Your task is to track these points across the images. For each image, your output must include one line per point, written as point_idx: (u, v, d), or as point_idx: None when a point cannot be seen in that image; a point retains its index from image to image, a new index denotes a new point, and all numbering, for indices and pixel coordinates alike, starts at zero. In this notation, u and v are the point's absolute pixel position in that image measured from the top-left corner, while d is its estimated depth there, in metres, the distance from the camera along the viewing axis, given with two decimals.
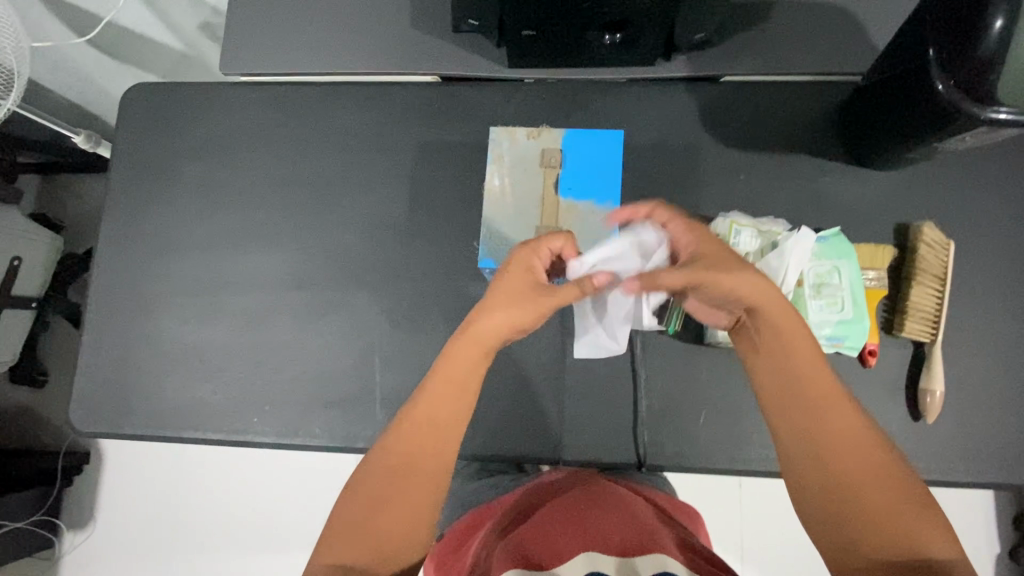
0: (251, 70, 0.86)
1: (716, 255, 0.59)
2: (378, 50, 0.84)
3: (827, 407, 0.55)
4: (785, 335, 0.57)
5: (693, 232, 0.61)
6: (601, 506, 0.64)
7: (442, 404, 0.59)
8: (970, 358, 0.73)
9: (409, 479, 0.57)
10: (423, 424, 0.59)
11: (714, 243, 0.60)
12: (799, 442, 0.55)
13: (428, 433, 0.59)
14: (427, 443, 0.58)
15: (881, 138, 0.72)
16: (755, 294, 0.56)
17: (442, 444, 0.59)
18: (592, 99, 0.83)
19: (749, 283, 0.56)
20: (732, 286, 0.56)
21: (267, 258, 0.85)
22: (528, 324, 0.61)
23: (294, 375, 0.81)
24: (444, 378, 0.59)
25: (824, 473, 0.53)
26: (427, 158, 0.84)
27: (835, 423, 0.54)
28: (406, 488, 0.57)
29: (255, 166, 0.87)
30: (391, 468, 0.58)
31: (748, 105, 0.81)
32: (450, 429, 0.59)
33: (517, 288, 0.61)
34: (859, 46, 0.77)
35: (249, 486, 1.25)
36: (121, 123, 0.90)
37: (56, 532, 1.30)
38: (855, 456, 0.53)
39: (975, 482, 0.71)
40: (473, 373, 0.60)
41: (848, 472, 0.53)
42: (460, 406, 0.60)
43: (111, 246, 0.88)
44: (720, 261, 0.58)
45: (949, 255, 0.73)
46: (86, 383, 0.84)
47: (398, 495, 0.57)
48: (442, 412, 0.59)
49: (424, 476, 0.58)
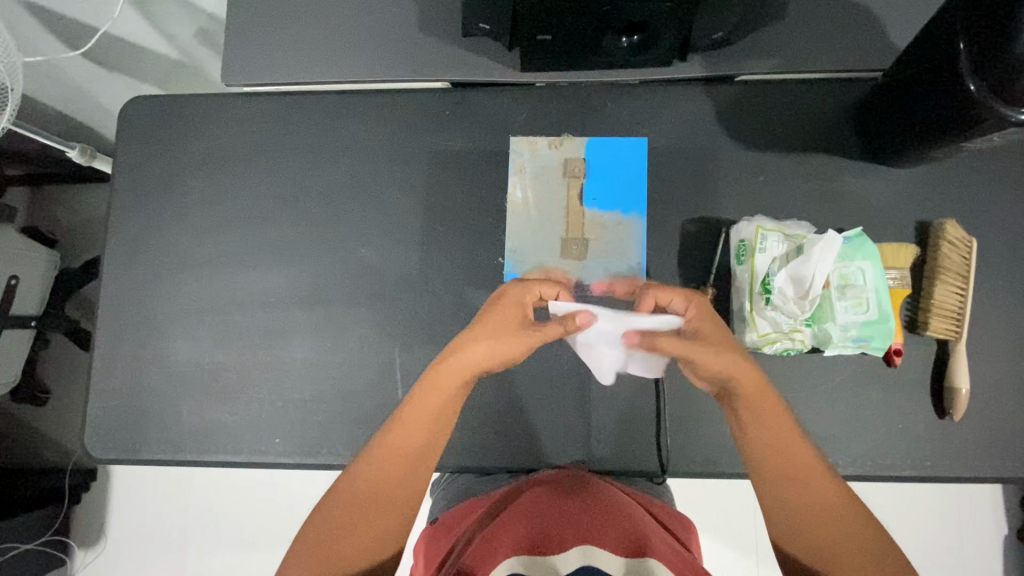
0: (256, 80, 0.83)
1: (709, 330, 0.64)
2: (386, 56, 0.81)
3: (783, 431, 0.61)
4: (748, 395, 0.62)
5: (695, 308, 0.66)
6: (596, 506, 0.63)
7: (416, 433, 0.62)
8: (992, 354, 0.74)
9: (380, 500, 0.60)
10: (389, 455, 0.61)
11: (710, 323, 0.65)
12: (769, 464, 0.61)
13: (400, 453, 0.61)
14: (395, 464, 0.61)
15: (902, 137, 0.71)
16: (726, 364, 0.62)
17: (413, 471, 0.61)
18: (608, 102, 0.82)
19: (719, 358, 0.62)
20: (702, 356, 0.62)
21: (279, 275, 0.83)
22: (505, 355, 0.64)
23: (313, 393, 0.80)
24: (417, 409, 0.62)
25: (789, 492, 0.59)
26: (441, 167, 0.82)
27: (801, 485, 0.59)
28: (378, 511, 0.59)
29: (261, 180, 0.85)
30: (365, 491, 0.60)
31: (765, 105, 0.80)
32: (420, 457, 0.62)
33: (498, 323, 0.65)
34: (877, 42, 0.76)
35: (257, 503, 1.22)
36: (121, 139, 0.87)
37: (68, 549, 1.28)
38: (810, 475, 0.59)
39: (1001, 478, 0.72)
40: (449, 409, 0.63)
41: (811, 489, 0.59)
42: (434, 434, 0.63)
43: (116, 266, 0.85)
44: (707, 335, 0.64)
45: (971, 253, 0.73)
46: (98, 409, 0.82)
47: (372, 511, 0.59)
48: (413, 441, 0.62)
49: (396, 493, 0.60)
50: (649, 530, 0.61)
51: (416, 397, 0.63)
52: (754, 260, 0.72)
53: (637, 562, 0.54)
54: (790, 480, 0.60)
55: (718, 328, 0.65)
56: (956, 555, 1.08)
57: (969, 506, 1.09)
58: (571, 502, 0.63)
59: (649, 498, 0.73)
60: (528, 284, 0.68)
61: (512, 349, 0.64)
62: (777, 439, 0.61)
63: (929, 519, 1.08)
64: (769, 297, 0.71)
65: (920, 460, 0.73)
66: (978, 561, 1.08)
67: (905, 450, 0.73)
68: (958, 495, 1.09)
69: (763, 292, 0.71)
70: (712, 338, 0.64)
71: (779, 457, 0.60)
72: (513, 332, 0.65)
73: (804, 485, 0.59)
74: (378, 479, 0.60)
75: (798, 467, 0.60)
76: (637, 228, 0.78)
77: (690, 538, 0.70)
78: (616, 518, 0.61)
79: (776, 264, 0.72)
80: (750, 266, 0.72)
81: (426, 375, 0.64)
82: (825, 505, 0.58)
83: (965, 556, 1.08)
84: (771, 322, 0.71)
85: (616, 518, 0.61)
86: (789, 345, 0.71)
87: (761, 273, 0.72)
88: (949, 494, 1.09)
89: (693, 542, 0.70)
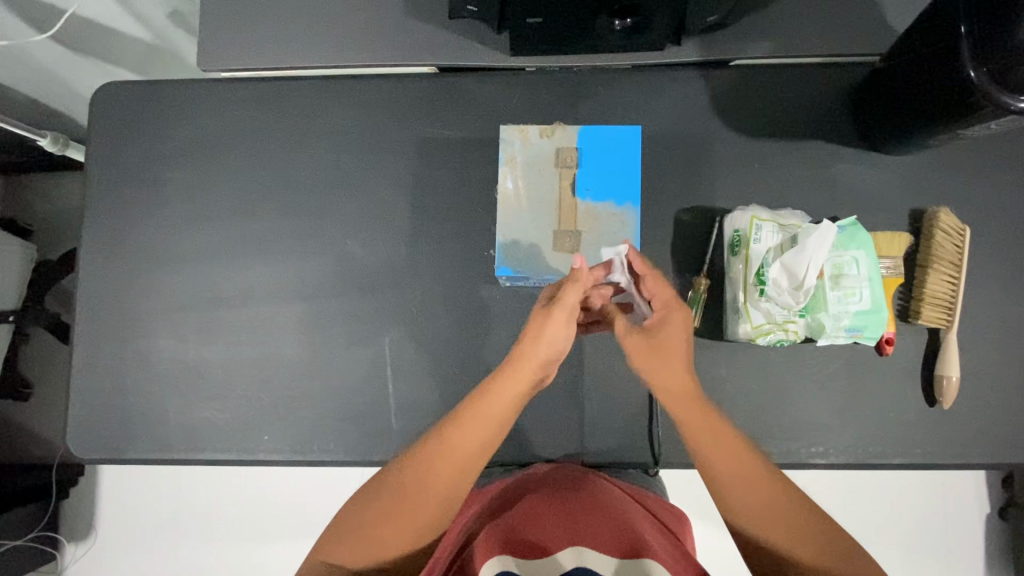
0: (235, 64, 0.80)
1: (665, 342, 0.64)
2: (369, 39, 0.78)
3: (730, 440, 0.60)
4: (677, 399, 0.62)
5: (664, 314, 0.65)
6: (589, 501, 0.62)
7: (472, 437, 0.61)
8: (982, 341, 0.74)
9: (415, 502, 0.59)
10: (436, 453, 0.61)
11: (676, 331, 0.64)
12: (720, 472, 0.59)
13: (449, 459, 0.60)
14: (442, 469, 0.60)
15: (900, 124, 0.70)
16: (669, 373, 0.63)
17: (458, 476, 0.60)
18: (601, 88, 0.79)
19: (659, 371, 0.63)
20: (652, 358, 0.64)
21: (263, 268, 0.81)
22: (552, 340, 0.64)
23: (301, 389, 0.78)
24: (473, 414, 0.62)
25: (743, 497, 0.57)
26: (429, 156, 0.80)
27: (760, 496, 0.57)
28: (407, 511, 0.59)
29: (242, 170, 0.82)
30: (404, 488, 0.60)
31: (760, 90, 0.78)
32: (470, 461, 0.61)
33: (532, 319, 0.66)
34: (873, 25, 0.75)
35: (249, 495, 1.20)
36: (94, 129, 0.84)
37: (58, 544, 1.26)
38: (759, 481, 0.58)
39: (987, 464, 0.73)
40: (503, 414, 0.62)
41: (761, 494, 0.57)
42: (483, 446, 0.62)
43: (93, 261, 0.83)
44: (658, 342, 0.64)
45: (964, 241, 0.73)
46: (80, 408, 0.80)
47: (405, 513, 0.59)
48: (467, 449, 0.61)
49: (434, 497, 0.59)
50: (644, 528, 0.60)
51: (471, 404, 0.62)
52: (749, 250, 0.72)
53: (630, 564, 0.53)
54: (749, 489, 0.57)
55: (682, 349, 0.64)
56: (940, 538, 1.10)
57: (954, 487, 1.11)
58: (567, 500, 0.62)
59: (644, 492, 0.71)
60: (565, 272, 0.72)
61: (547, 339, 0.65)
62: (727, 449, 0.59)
63: (915, 504, 1.10)
64: (764, 288, 0.70)
65: (909, 447, 0.74)
66: (960, 543, 1.10)
67: (895, 438, 0.74)
68: (943, 481, 1.11)
69: (757, 284, 0.71)
70: (662, 346, 0.64)
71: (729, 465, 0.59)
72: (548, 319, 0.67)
73: (770, 493, 0.57)
74: (418, 483, 0.60)
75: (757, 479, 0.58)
76: (633, 220, 0.75)
77: (686, 534, 0.69)
78: (610, 514, 0.60)
79: (771, 255, 0.71)
80: (745, 257, 0.72)
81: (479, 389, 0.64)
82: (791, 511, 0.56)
83: (948, 538, 1.10)
84: (765, 313, 0.70)
85: (610, 515, 0.60)
86: (782, 336, 0.71)
87: (756, 263, 0.71)
88: (934, 480, 1.11)
89: (690, 537, 0.70)
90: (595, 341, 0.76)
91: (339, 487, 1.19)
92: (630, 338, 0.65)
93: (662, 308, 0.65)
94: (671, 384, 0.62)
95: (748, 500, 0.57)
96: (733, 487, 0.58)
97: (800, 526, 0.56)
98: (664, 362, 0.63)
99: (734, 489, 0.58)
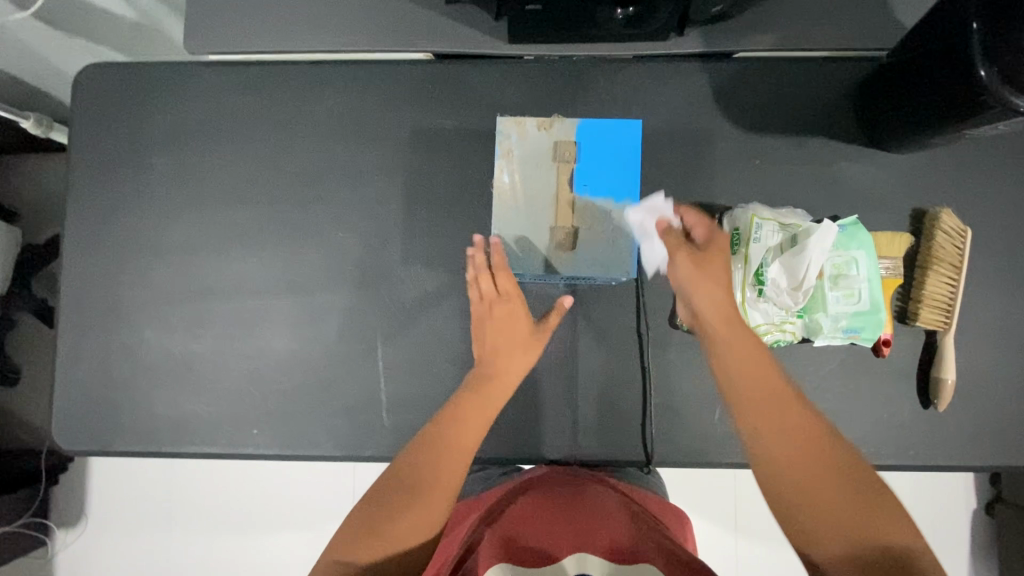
0: (221, 47, 0.77)
1: (716, 255, 0.68)
2: (362, 23, 0.75)
3: (764, 371, 0.62)
4: (716, 323, 0.65)
5: (713, 236, 0.70)
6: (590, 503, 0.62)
7: (471, 427, 0.66)
8: (979, 344, 0.73)
9: (424, 485, 0.62)
10: (438, 445, 0.64)
11: (724, 249, 0.69)
12: (753, 398, 0.61)
13: (449, 446, 0.64)
14: (450, 451, 0.64)
15: (905, 121, 0.69)
16: (718, 281, 0.67)
17: (456, 464, 0.64)
18: (601, 79, 0.77)
19: (707, 285, 0.67)
20: (704, 267, 0.68)
21: (253, 259, 0.79)
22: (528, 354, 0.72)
23: (291, 383, 0.77)
24: (471, 404, 0.68)
25: (778, 428, 0.58)
26: (424, 147, 0.78)
27: (790, 424, 0.59)
28: (424, 497, 0.61)
29: (230, 158, 0.79)
30: (416, 473, 0.62)
31: (764, 85, 0.76)
32: (466, 446, 0.65)
33: (512, 329, 0.72)
34: (882, 18, 0.72)
35: (241, 483, 1.19)
36: (77, 111, 0.81)
37: (48, 530, 1.25)
38: (791, 410, 0.59)
39: (980, 466, 0.73)
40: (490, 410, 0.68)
41: (791, 422, 0.59)
42: (477, 433, 0.66)
43: (78, 250, 0.81)
44: (709, 255, 0.68)
45: (965, 242, 0.72)
46: (66, 401, 0.79)
47: (420, 499, 0.61)
48: (460, 437, 0.65)
49: (446, 478, 0.63)
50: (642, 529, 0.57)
51: (462, 400, 0.68)
52: (748, 250, 0.71)
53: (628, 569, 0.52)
54: (779, 417, 0.59)
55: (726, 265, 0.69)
56: (929, 535, 1.11)
57: (945, 485, 1.11)
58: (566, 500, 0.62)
59: (644, 492, 0.71)
60: (470, 270, 0.74)
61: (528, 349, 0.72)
62: (763, 379, 0.61)
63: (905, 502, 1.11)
64: (762, 289, 0.70)
65: (903, 449, 0.73)
66: (949, 540, 1.11)
67: (889, 439, 0.74)
68: (933, 479, 1.12)
69: (756, 284, 0.70)
70: (712, 258, 0.68)
71: (761, 394, 0.61)
72: (523, 338, 0.72)
73: (799, 421, 0.59)
74: (429, 469, 0.63)
75: (797, 423, 0.59)
76: (631, 216, 0.74)
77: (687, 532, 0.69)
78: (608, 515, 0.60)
79: (770, 254, 0.70)
80: (744, 257, 0.71)
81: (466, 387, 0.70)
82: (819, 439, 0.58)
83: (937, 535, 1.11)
84: (763, 314, 0.70)
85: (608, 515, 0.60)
86: (779, 336, 0.71)
87: (755, 263, 0.70)
88: (925, 478, 1.11)
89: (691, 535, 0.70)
90: (590, 339, 0.75)
91: (332, 478, 1.18)
92: (681, 252, 0.69)
93: (710, 232, 0.70)
94: (721, 293, 0.66)
95: (777, 433, 0.58)
96: (767, 416, 0.59)
97: (827, 453, 0.57)
98: (713, 272, 0.67)
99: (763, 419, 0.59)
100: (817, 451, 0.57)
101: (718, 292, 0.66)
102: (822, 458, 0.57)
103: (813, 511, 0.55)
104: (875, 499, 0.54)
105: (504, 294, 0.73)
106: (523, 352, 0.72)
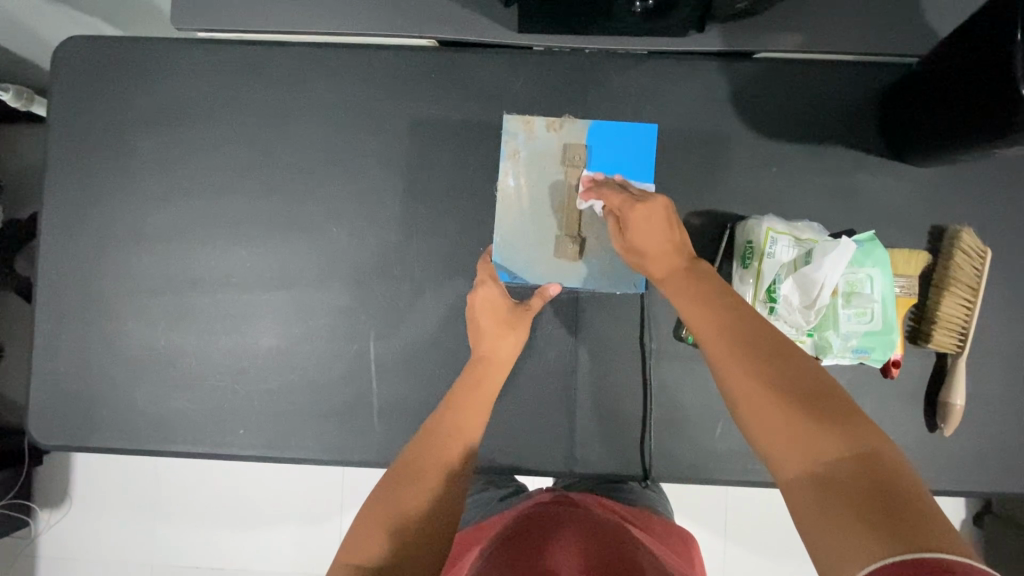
0: (211, 24, 0.72)
1: (638, 230, 0.62)
2: (364, 4, 0.70)
3: (711, 291, 0.55)
4: (659, 270, 0.61)
5: (625, 206, 0.63)
6: (598, 522, 0.57)
7: (473, 413, 0.62)
8: (989, 367, 0.71)
9: (427, 463, 0.56)
10: (445, 429, 0.60)
11: (641, 212, 0.62)
12: (699, 322, 0.53)
13: (453, 427, 0.60)
14: (454, 420, 0.61)
15: (933, 136, 0.65)
16: (654, 251, 0.61)
17: (457, 441, 0.59)
18: (614, 75, 0.73)
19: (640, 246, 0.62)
20: (636, 245, 0.63)
21: (242, 252, 0.75)
22: (509, 335, 0.68)
23: (279, 381, 0.74)
24: (472, 391, 0.64)
25: (725, 342, 0.50)
26: (424, 140, 0.74)
27: (736, 336, 0.49)
28: (428, 475, 0.55)
29: (220, 143, 0.75)
30: (415, 451, 0.57)
31: (784, 89, 0.72)
32: (470, 425, 0.61)
33: (496, 313, 0.69)
34: (913, 23, 0.68)
35: (229, 478, 1.16)
36: (57, 86, 0.76)
37: (31, 511, 1.20)
38: (741, 325, 0.50)
39: (983, 492, 0.71)
40: (490, 396, 0.64)
41: (740, 335, 0.49)
42: (481, 415, 0.63)
43: (59, 235, 0.77)
44: (631, 229, 0.63)
45: (984, 263, 0.69)
46: (45, 392, 0.76)
47: (420, 479, 0.54)
48: (465, 419, 0.61)
49: (450, 453, 0.58)
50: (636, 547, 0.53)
51: (465, 387, 0.64)
52: (761, 264, 0.68)
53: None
54: (724, 331, 0.50)
55: (662, 227, 0.62)
56: None
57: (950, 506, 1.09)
58: (573, 517, 0.57)
59: (648, 515, 0.67)
60: (462, 266, 0.73)
61: (514, 331, 0.68)
62: (709, 298, 0.54)
63: None
64: (773, 306, 0.67)
65: None
66: None
67: None
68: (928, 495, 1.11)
69: (766, 300, 0.68)
70: (636, 232, 0.62)
71: (705, 316, 0.53)
72: (504, 318, 0.69)
73: (748, 334, 0.49)
74: (433, 445, 0.58)
75: (747, 333, 0.49)
76: None
77: (697, 562, 0.64)
78: (613, 533, 0.55)
79: (783, 271, 0.67)
80: (756, 272, 0.68)
81: (465, 377, 0.66)
82: (773, 348, 0.48)
83: None
84: None
85: (615, 534, 0.55)
86: None
87: (767, 279, 0.68)
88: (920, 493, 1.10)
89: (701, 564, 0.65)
90: (589, 349, 0.73)
91: (320, 475, 1.15)
92: (613, 237, 0.66)
93: (622, 203, 0.64)
94: (660, 256, 0.61)
95: (722, 349, 0.49)
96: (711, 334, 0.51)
97: (778, 360, 0.47)
98: (645, 247, 0.62)
99: (711, 334, 0.51)
100: (769, 360, 0.47)
101: (658, 248, 0.61)
102: (773, 367, 0.46)
103: (760, 429, 0.44)
104: (835, 409, 0.43)
105: (480, 282, 0.70)
106: (510, 333, 0.68)
